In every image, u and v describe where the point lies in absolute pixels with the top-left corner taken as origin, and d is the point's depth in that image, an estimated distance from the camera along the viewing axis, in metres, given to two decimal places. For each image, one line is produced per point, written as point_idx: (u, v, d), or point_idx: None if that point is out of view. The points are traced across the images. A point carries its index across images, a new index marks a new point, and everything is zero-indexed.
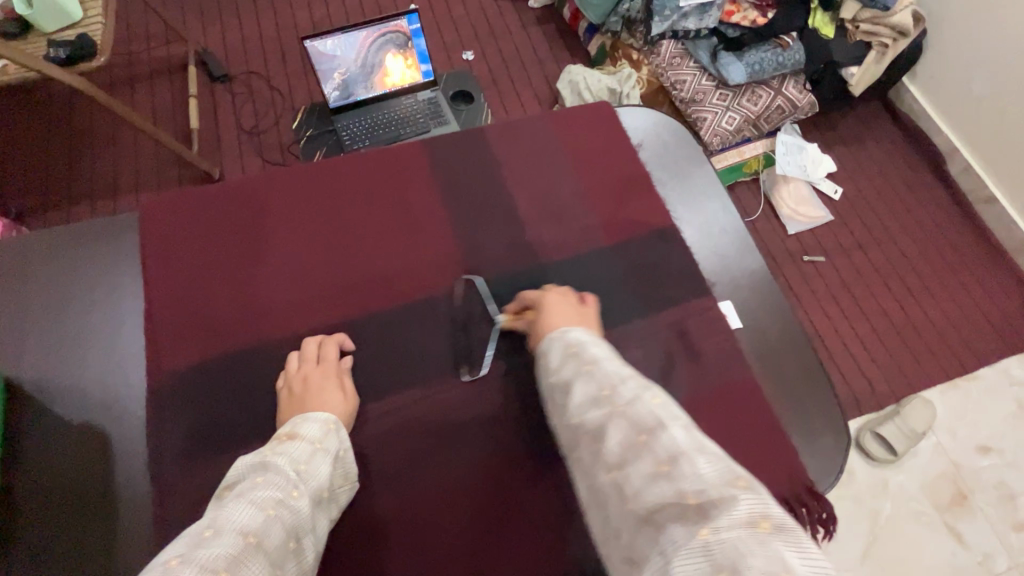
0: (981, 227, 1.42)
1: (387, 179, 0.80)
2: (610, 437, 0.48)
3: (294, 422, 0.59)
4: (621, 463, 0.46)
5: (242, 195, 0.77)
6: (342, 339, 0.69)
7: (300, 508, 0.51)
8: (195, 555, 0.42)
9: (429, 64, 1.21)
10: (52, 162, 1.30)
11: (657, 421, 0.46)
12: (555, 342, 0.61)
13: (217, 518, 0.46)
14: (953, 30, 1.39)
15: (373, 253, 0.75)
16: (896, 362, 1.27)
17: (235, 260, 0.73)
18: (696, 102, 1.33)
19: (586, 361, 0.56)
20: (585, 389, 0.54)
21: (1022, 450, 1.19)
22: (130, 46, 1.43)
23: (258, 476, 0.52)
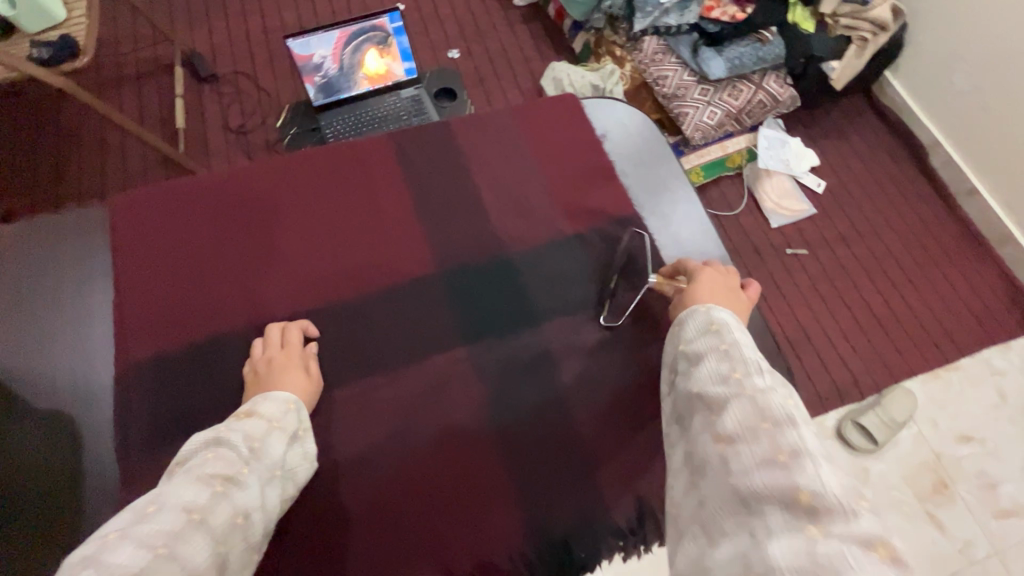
0: (964, 219, 1.43)
1: (355, 172, 0.81)
2: (729, 413, 0.49)
3: (254, 401, 0.61)
4: (732, 439, 0.48)
5: (212, 190, 0.78)
6: (306, 325, 0.70)
7: (249, 485, 0.52)
8: (135, 532, 0.44)
9: (411, 62, 1.22)
10: (41, 163, 1.31)
11: (788, 416, 0.47)
12: (699, 315, 0.62)
13: (164, 494, 0.48)
14: (933, 24, 1.40)
15: (339, 244, 0.76)
16: (879, 353, 1.28)
17: (210, 250, 0.75)
18: (678, 97, 1.35)
19: (725, 340, 0.57)
20: (715, 365, 0.55)
21: (1002, 438, 1.20)
22: (118, 47, 1.44)
23: (209, 450, 0.53)
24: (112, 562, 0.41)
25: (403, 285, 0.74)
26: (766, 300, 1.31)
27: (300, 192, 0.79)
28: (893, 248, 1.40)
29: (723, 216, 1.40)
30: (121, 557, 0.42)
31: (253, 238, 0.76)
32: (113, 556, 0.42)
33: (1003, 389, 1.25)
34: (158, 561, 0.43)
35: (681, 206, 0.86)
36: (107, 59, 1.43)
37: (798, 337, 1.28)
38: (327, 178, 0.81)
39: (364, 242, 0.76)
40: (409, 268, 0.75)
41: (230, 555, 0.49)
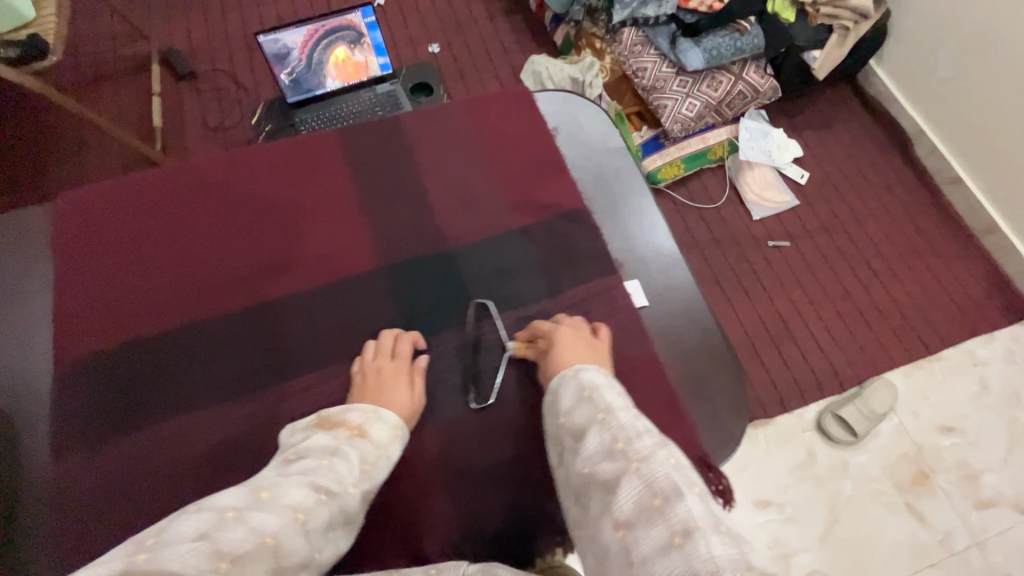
0: (948, 208, 1.42)
1: (305, 163, 0.81)
2: (622, 492, 0.47)
3: (367, 414, 0.61)
4: (630, 523, 0.45)
5: (161, 185, 0.79)
6: (417, 338, 0.70)
7: (348, 503, 0.53)
8: (248, 517, 0.46)
9: (385, 56, 1.21)
10: (22, 165, 1.31)
11: (676, 486, 0.45)
12: (568, 381, 0.59)
13: (280, 483, 0.51)
14: (916, 11, 1.38)
15: (287, 235, 0.76)
16: (860, 344, 1.27)
17: (160, 245, 0.75)
18: (656, 89, 1.34)
19: (600, 407, 0.55)
20: (597, 440, 0.52)
21: (984, 428, 1.20)
22: (97, 47, 1.43)
23: (324, 457, 0.54)
24: (221, 541, 0.43)
25: (355, 276, 0.74)
26: (744, 292, 1.31)
27: (250, 185, 0.79)
28: (876, 238, 1.38)
29: (705, 208, 1.39)
30: (231, 538, 0.44)
31: (203, 233, 0.76)
32: (226, 535, 0.44)
33: (986, 379, 1.24)
34: (261, 551, 0.44)
35: (641, 213, 0.88)
36: (85, 58, 1.42)
37: (779, 329, 1.27)
38: (279, 169, 0.81)
39: (315, 233, 0.77)
40: (365, 261, 0.75)
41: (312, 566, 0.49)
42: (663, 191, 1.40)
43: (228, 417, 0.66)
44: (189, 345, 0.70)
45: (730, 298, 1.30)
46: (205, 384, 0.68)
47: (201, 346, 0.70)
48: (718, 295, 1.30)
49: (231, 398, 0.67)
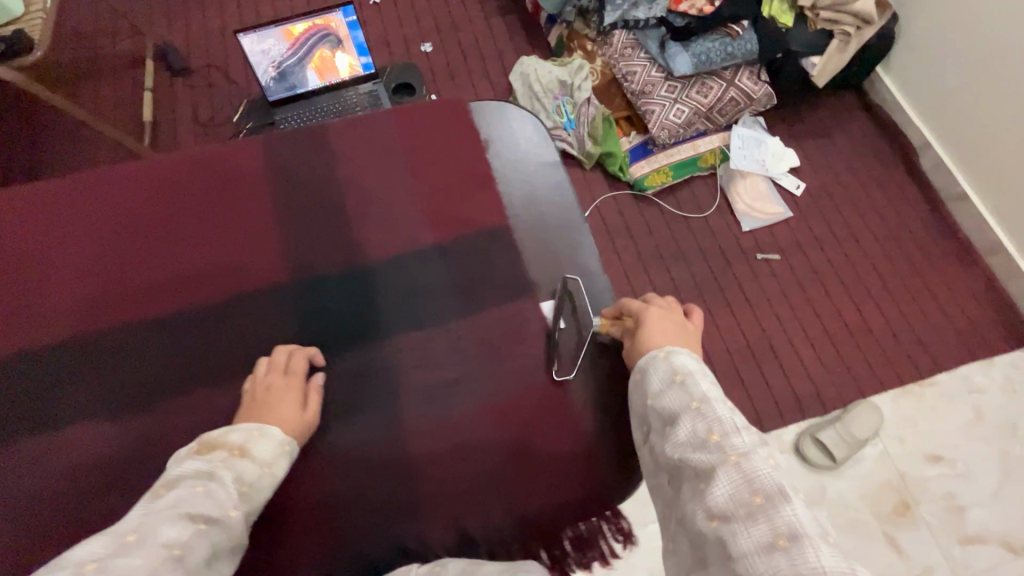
0: (952, 225, 1.35)
1: (222, 166, 0.72)
2: (716, 484, 0.43)
3: (249, 432, 0.53)
4: (727, 515, 0.42)
5: (61, 187, 0.70)
6: (314, 352, 0.62)
7: (233, 527, 0.47)
8: (111, 565, 0.39)
9: (368, 56, 1.19)
10: (11, 155, 1.31)
11: (780, 488, 0.41)
12: (660, 364, 0.54)
13: (149, 521, 0.43)
14: (925, 16, 1.31)
15: (196, 245, 0.68)
16: (846, 365, 1.22)
17: (50, 249, 0.67)
18: (645, 93, 1.31)
19: (694, 395, 0.50)
20: (692, 427, 0.48)
21: (974, 460, 1.13)
22: (97, 41, 1.46)
23: (199, 484, 0.47)
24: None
25: (262, 293, 0.66)
26: (727, 305, 1.27)
27: (160, 185, 0.71)
28: (871, 255, 1.33)
29: (692, 217, 1.34)
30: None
31: (99, 237, 0.68)
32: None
33: (981, 407, 1.18)
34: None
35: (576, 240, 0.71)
36: (86, 52, 1.44)
37: (761, 346, 1.23)
38: (194, 168, 0.72)
39: (224, 242, 0.68)
40: None
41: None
42: (650, 199, 1.36)
43: (94, 450, 0.58)
44: (65, 366, 0.62)
45: (711, 312, 1.26)
46: (75, 412, 0.60)
47: (75, 369, 0.62)
48: (700, 307, 1.26)
49: (101, 428, 0.59)
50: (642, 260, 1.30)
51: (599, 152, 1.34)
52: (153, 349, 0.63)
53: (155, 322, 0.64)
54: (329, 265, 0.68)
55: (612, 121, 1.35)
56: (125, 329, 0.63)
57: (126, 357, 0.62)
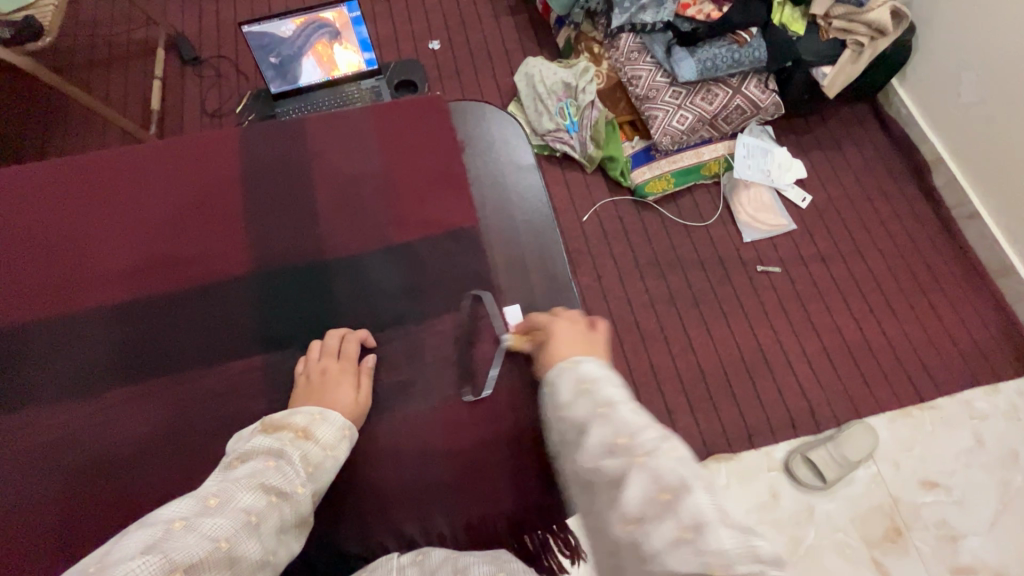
0: (962, 245, 1.31)
1: (204, 159, 0.73)
2: (627, 490, 0.43)
3: (312, 416, 0.56)
4: (639, 518, 0.42)
5: (45, 177, 0.71)
6: (365, 335, 0.64)
7: (301, 503, 0.50)
8: (198, 525, 0.43)
9: (372, 52, 1.19)
10: (24, 137, 1.33)
11: (683, 480, 0.42)
12: (566, 374, 0.53)
13: (228, 488, 0.47)
14: (942, 28, 1.28)
15: (174, 236, 0.68)
16: (844, 383, 1.19)
17: (17, 235, 0.68)
18: (649, 98, 1.29)
19: (600, 401, 0.49)
20: (600, 434, 0.47)
21: (971, 488, 1.10)
22: (113, 30, 1.48)
23: (270, 460, 0.50)
24: (172, 549, 0.40)
25: (224, 286, 0.66)
26: (723, 316, 1.24)
27: (129, 175, 0.72)
28: (876, 272, 1.29)
29: (693, 226, 1.32)
30: (183, 546, 0.41)
31: (64, 225, 0.68)
32: (177, 543, 0.41)
33: (982, 434, 1.14)
34: (214, 559, 0.42)
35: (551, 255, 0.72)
36: (102, 41, 1.47)
37: (756, 359, 1.21)
38: (163, 160, 0.72)
39: (188, 233, 0.69)
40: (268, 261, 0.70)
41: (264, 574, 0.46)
42: (650, 205, 1.34)
43: (46, 435, 0.59)
44: (21, 353, 0.62)
45: (707, 323, 1.24)
46: (30, 397, 0.60)
47: (31, 356, 0.62)
48: (695, 317, 1.24)
49: (54, 414, 0.60)
50: (639, 267, 1.28)
51: (601, 156, 1.33)
52: (109, 337, 0.63)
53: (113, 312, 0.64)
54: (307, 258, 0.68)
55: (615, 126, 1.35)
56: (101, 318, 0.64)
57: (82, 344, 0.63)
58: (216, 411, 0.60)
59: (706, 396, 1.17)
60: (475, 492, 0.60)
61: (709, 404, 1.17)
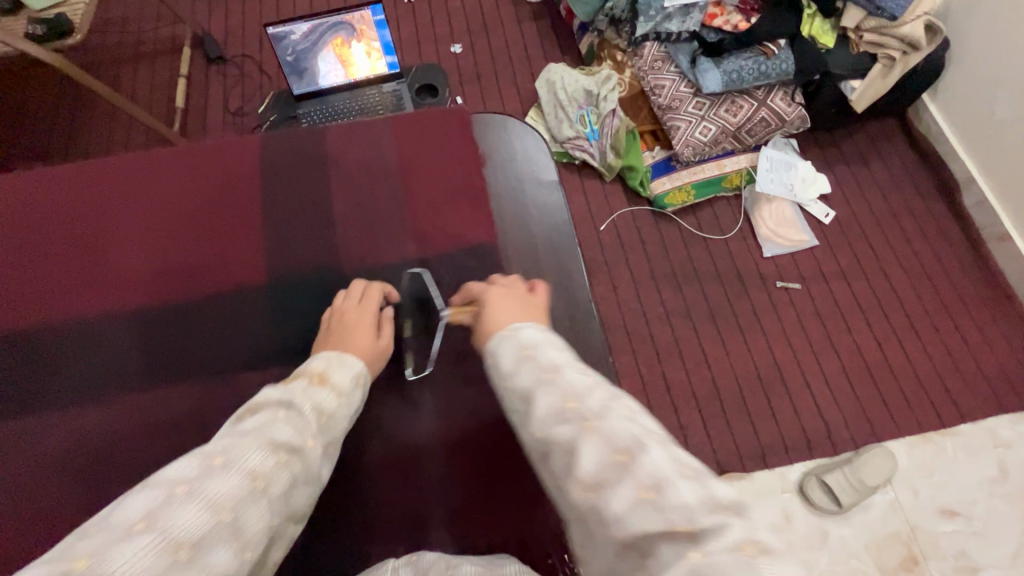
0: (990, 266, 1.27)
1: (222, 165, 0.73)
2: (582, 456, 0.41)
3: (330, 358, 0.58)
4: (597, 484, 0.40)
5: (70, 180, 0.72)
6: (387, 288, 0.68)
7: (310, 458, 0.48)
8: (203, 488, 0.40)
9: (394, 56, 1.19)
10: (52, 131, 1.36)
11: (636, 439, 0.41)
12: (507, 343, 0.53)
13: (236, 446, 0.44)
14: (978, 43, 1.24)
15: (191, 241, 0.69)
16: (863, 405, 1.16)
17: (31, 238, 0.69)
18: (672, 108, 1.27)
19: (544, 366, 0.49)
20: (547, 399, 0.46)
21: (994, 519, 1.06)
22: (142, 27, 1.50)
23: (277, 412, 0.49)
24: (178, 523, 0.37)
25: (237, 295, 0.67)
26: (740, 332, 1.22)
27: (147, 181, 0.73)
28: (900, 291, 1.26)
29: (711, 238, 1.30)
30: (188, 518, 0.38)
31: (79, 228, 0.70)
32: (181, 513, 0.38)
33: (1006, 464, 1.10)
34: (221, 529, 0.39)
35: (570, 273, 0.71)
36: (130, 38, 1.49)
37: (772, 377, 1.18)
38: (180, 166, 0.73)
39: (201, 241, 0.69)
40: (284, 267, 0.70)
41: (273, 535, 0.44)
42: (669, 217, 1.32)
43: (57, 438, 0.60)
44: (32, 357, 0.63)
45: (723, 338, 1.22)
46: (41, 401, 0.62)
47: (44, 359, 0.63)
48: (711, 331, 1.22)
49: (66, 418, 0.61)
50: (655, 279, 1.27)
51: (620, 166, 1.32)
52: (120, 342, 0.64)
53: (128, 315, 0.65)
54: (326, 268, 0.69)
55: (636, 135, 1.33)
56: (119, 320, 0.65)
57: (94, 350, 0.64)
58: (226, 419, 0.60)
59: (720, 413, 1.15)
60: (485, 509, 0.59)
61: (723, 422, 1.14)
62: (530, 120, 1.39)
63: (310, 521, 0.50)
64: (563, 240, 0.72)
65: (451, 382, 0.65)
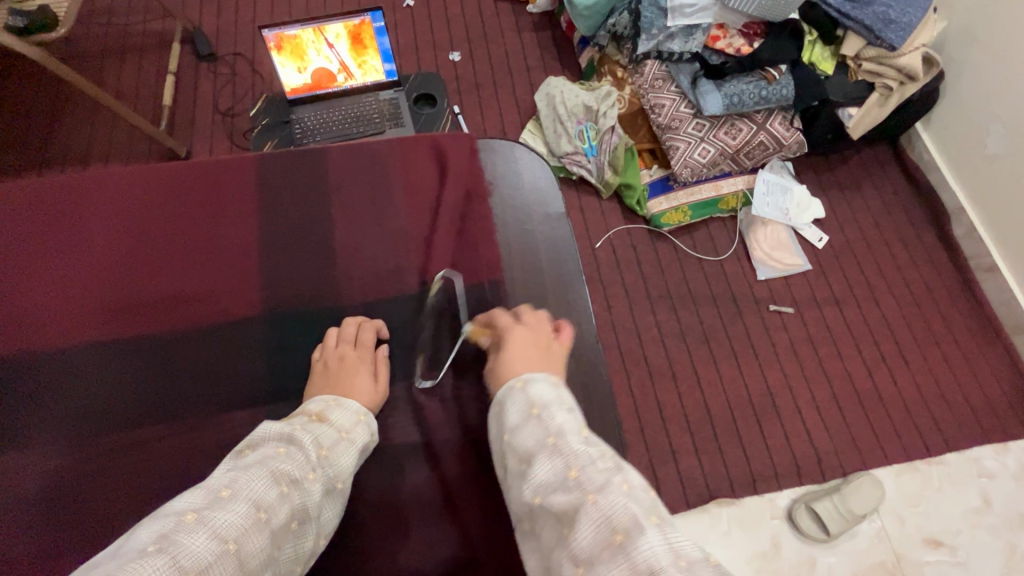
0: (978, 297, 1.29)
1: (230, 188, 0.73)
2: (578, 528, 0.39)
3: (327, 403, 0.56)
4: (590, 561, 0.37)
5: (77, 194, 0.72)
6: (379, 326, 0.66)
7: (311, 492, 0.47)
8: (210, 519, 0.40)
9: (392, 63, 1.15)
10: (33, 125, 1.31)
11: (634, 518, 0.37)
12: (516, 397, 0.50)
13: (241, 477, 0.44)
14: (973, 78, 1.26)
15: (196, 266, 0.68)
16: (852, 432, 1.17)
17: (18, 262, 0.67)
18: (671, 128, 1.27)
19: (548, 429, 0.46)
20: (550, 467, 0.43)
21: (977, 549, 1.07)
22: (129, 20, 1.45)
23: (281, 446, 0.48)
24: (180, 553, 0.37)
25: (234, 324, 0.66)
26: (732, 354, 1.22)
27: (142, 207, 0.72)
28: (890, 319, 1.27)
29: (706, 259, 1.30)
30: (192, 548, 0.38)
31: (63, 254, 0.68)
32: (185, 543, 0.38)
33: (989, 494, 1.12)
34: (223, 562, 0.39)
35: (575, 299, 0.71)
36: (116, 30, 1.44)
37: (763, 402, 1.18)
38: (178, 193, 0.73)
39: (194, 269, 0.68)
40: (275, 294, 0.68)
41: (280, 565, 0.44)
42: (665, 236, 1.32)
43: (40, 471, 0.58)
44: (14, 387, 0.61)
45: (716, 360, 1.21)
46: (21, 432, 0.60)
47: (26, 391, 0.61)
48: (704, 353, 1.22)
49: (49, 452, 0.59)
50: (650, 298, 1.26)
51: (617, 183, 1.30)
52: (110, 372, 0.62)
53: (127, 339, 0.64)
54: (323, 303, 0.68)
55: (634, 153, 1.32)
56: (119, 341, 0.64)
57: (80, 381, 0.62)
58: (218, 452, 0.59)
59: (712, 439, 1.14)
60: (481, 550, 0.57)
61: (714, 447, 1.13)
62: (528, 133, 1.38)
63: (316, 555, 0.49)
64: (569, 271, 0.73)
65: (447, 415, 0.63)
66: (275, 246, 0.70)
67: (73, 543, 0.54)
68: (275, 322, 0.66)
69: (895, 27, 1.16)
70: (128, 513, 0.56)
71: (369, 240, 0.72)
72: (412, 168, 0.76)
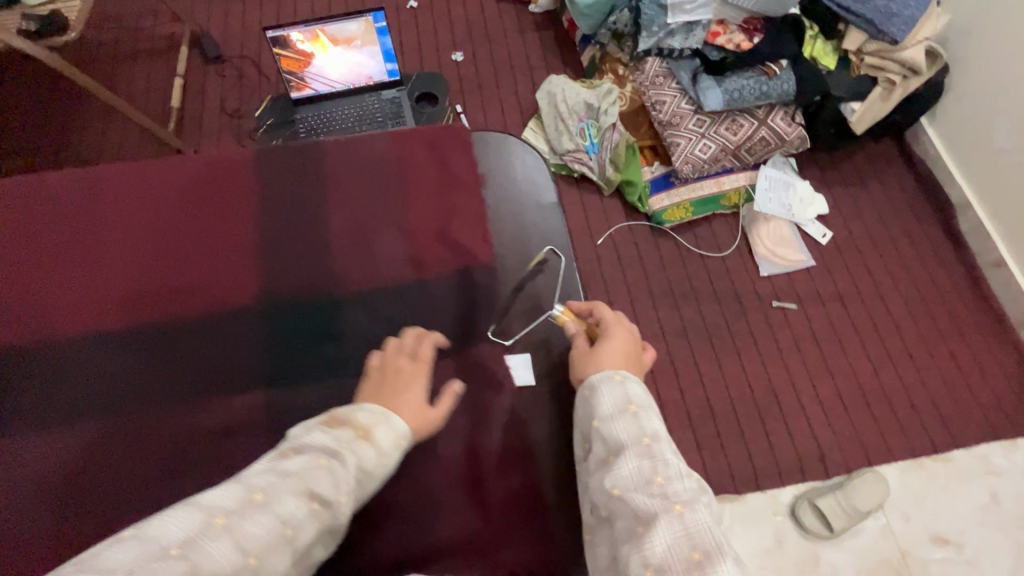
0: (986, 293, 1.28)
1: (236, 183, 0.75)
2: (657, 532, 0.45)
3: (376, 415, 0.55)
4: (661, 566, 0.44)
5: (91, 189, 0.73)
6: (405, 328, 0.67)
7: (339, 513, 0.47)
8: (236, 528, 0.41)
9: (394, 63, 1.16)
10: (46, 127, 1.34)
11: (714, 543, 0.44)
12: (614, 388, 0.57)
13: (277, 488, 0.45)
14: (978, 71, 1.25)
15: (202, 259, 0.70)
16: (856, 428, 1.16)
17: (35, 254, 0.69)
18: (672, 125, 1.27)
19: (644, 431, 0.53)
20: (637, 466, 0.50)
21: (985, 546, 1.06)
22: (139, 24, 1.48)
23: (323, 458, 0.48)
24: (202, 562, 0.39)
25: (236, 315, 0.67)
26: (735, 350, 1.22)
27: (152, 201, 0.73)
28: (895, 315, 1.26)
29: (708, 255, 1.30)
30: (213, 556, 0.39)
31: (78, 247, 0.70)
32: (208, 550, 0.39)
33: (997, 492, 1.10)
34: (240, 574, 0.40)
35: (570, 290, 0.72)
36: (127, 34, 1.47)
37: (766, 398, 1.18)
38: (187, 189, 0.74)
39: (200, 262, 0.70)
40: (274, 286, 0.69)
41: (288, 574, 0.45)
42: (666, 232, 1.32)
43: (48, 457, 0.59)
44: (25, 376, 0.63)
45: (718, 356, 1.21)
46: (31, 419, 0.61)
47: (37, 379, 0.63)
48: (706, 350, 1.21)
49: (57, 438, 0.60)
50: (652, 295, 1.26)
51: (619, 180, 1.31)
52: (120, 362, 0.64)
53: (135, 330, 0.66)
54: (323, 295, 0.69)
55: (635, 150, 1.32)
56: (128, 332, 0.65)
57: (90, 370, 0.63)
58: (220, 441, 0.60)
59: (714, 435, 1.14)
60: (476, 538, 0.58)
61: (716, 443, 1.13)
62: (530, 131, 1.39)
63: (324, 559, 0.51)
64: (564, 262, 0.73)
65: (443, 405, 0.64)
66: (276, 240, 0.71)
67: (78, 528, 0.56)
68: (275, 314, 0.68)
69: (897, 20, 1.16)
70: (132, 499, 0.57)
71: (368, 234, 0.73)
72: (410, 163, 0.77)
